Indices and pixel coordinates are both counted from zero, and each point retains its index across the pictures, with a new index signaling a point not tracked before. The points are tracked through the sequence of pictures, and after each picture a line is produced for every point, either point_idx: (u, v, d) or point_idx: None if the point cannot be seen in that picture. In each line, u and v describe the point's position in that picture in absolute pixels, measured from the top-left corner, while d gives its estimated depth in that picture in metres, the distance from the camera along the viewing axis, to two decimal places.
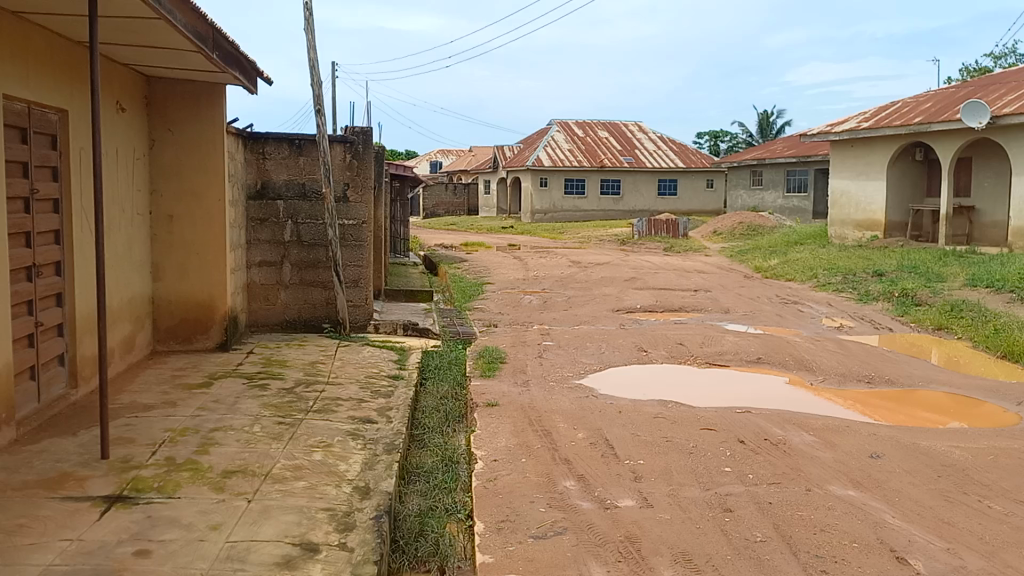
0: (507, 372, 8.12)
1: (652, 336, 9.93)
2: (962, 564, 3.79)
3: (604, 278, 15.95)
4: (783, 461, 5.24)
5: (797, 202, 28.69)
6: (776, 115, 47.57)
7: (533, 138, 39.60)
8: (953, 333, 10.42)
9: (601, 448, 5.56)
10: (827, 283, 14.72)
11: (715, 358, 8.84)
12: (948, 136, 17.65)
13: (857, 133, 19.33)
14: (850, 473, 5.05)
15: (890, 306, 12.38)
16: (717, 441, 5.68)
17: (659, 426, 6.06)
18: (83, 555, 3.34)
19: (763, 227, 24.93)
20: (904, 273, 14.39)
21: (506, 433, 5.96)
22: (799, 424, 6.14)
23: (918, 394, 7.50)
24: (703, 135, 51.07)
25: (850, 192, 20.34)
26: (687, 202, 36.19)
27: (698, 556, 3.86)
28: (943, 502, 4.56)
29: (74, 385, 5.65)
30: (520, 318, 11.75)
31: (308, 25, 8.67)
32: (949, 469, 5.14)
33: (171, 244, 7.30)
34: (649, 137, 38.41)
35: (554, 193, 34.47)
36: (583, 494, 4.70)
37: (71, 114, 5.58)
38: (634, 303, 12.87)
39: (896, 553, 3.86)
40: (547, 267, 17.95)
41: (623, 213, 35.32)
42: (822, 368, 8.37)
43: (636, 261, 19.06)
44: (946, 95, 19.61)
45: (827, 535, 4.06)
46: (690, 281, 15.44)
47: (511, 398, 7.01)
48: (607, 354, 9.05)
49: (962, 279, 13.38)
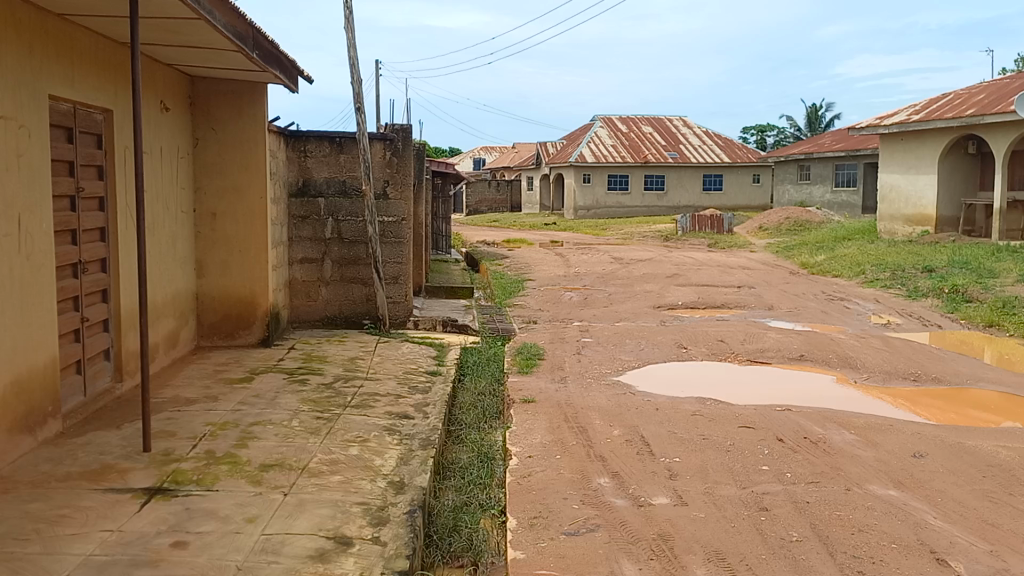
0: (545, 369, 8.11)
1: (693, 333, 9.84)
2: (1005, 566, 3.68)
3: (646, 274, 15.86)
4: (823, 460, 5.15)
5: (846, 197, 28.16)
6: (824, 109, 46.50)
7: (577, 133, 39.47)
8: (1004, 330, 10.14)
9: (637, 445, 5.52)
10: (875, 279, 14.43)
11: (757, 356, 8.72)
12: (1002, 129, 17.13)
13: (905, 127, 18.91)
14: (892, 472, 4.94)
15: (939, 302, 12.08)
16: (756, 439, 5.60)
17: (697, 424, 6.00)
18: (122, 545, 3.41)
19: (810, 222, 24.51)
20: (954, 268, 14.04)
21: (541, 429, 5.96)
22: (841, 423, 6.03)
23: (969, 393, 7.31)
24: (750, 129, 50.63)
25: (899, 187, 19.91)
26: (733, 197, 35.74)
27: (732, 555, 3.81)
28: (987, 503, 4.44)
29: (119, 379, 5.79)
30: (560, 315, 11.72)
31: (348, 25, 8.75)
32: (994, 470, 5.00)
33: (214, 241, 7.43)
34: (694, 131, 38.08)
35: (597, 188, 34.35)
36: (617, 491, 4.67)
37: (116, 113, 5.70)
38: (676, 300, 12.76)
39: (937, 555, 3.76)
40: (589, 263, 17.90)
41: (667, 209, 35.03)
42: (867, 366, 8.21)
43: (679, 257, 18.87)
44: (1001, 85, 19.07)
45: (866, 535, 3.98)
46: (734, 277, 15.26)
47: (547, 395, 7.00)
48: (645, 351, 8.99)
49: (1015, 274, 13.00)
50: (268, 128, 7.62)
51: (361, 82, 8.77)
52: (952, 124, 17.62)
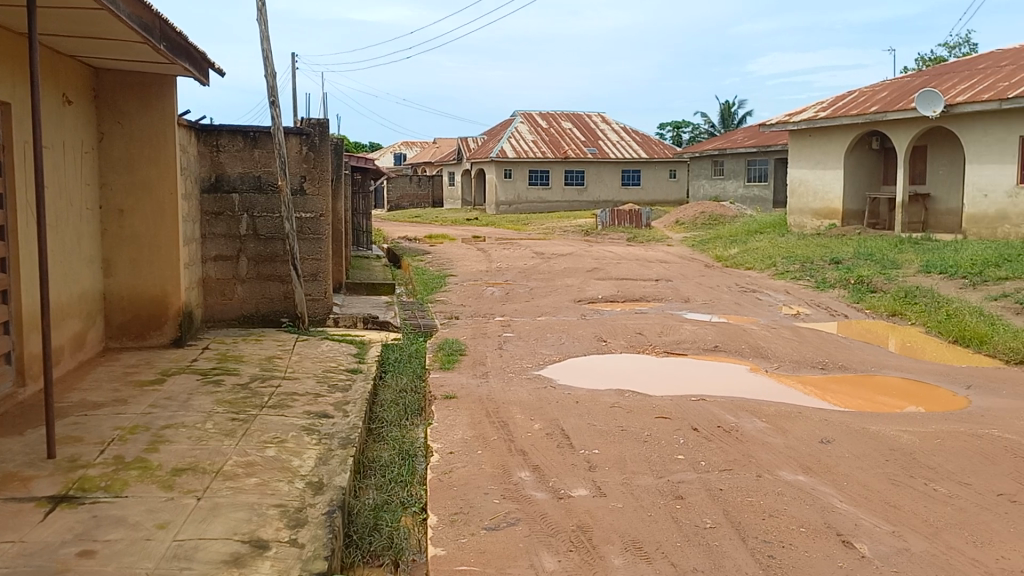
0: (467, 364, 8.11)
1: (612, 326, 9.97)
2: (906, 546, 3.85)
3: (567, 269, 16.00)
4: (735, 448, 5.30)
5: (758, 191, 28.97)
6: (737, 106, 47.75)
7: (497, 129, 39.51)
8: (905, 319, 10.60)
9: (558, 439, 5.57)
10: (785, 271, 14.90)
11: (673, 347, 8.90)
12: (903, 126, 17.88)
13: (812, 123, 19.58)
14: (800, 458, 5.12)
15: (845, 293, 12.54)
16: (672, 429, 5.72)
17: (615, 415, 6.10)
18: (25, 557, 3.27)
19: (724, 217, 25.14)
20: (859, 260, 14.60)
21: (462, 425, 5.95)
22: (752, 411, 6.22)
23: (874, 379, 7.63)
24: (666, 126, 51.65)
25: (807, 181, 20.61)
26: (651, 191, 36.38)
27: (648, 543, 3.88)
28: (889, 486, 4.64)
29: (20, 383, 5.53)
30: (482, 310, 11.73)
31: (262, 16, 8.55)
32: (896, 453, 5.22)
33: (122, 238, 7.17)
34: (613, 127, 38.60)
35: (518, 184, 34.48)
36: (537, 485, 4.70)
37: (14, 106, 5.44)
38: (596, 293, 12.91)
39: (842, 538, 3.91)
40: (511, 259, 17.95)
41: (587, 204, 35.43)
42: (777, 355, 8.48)
43: (599, 251, 19.11)
44: (901, 84, 19.92)
45: (776, 520, 4.11)
46: (652, 271, 15.53)
47: (468, 391, 7.00)
48: (566, 345, 9.08)
49: (915, 265, 13.60)
50: (178, 123, 7.40)
51: (275, 76, 8.58)
52: (856, 120, 18.33)
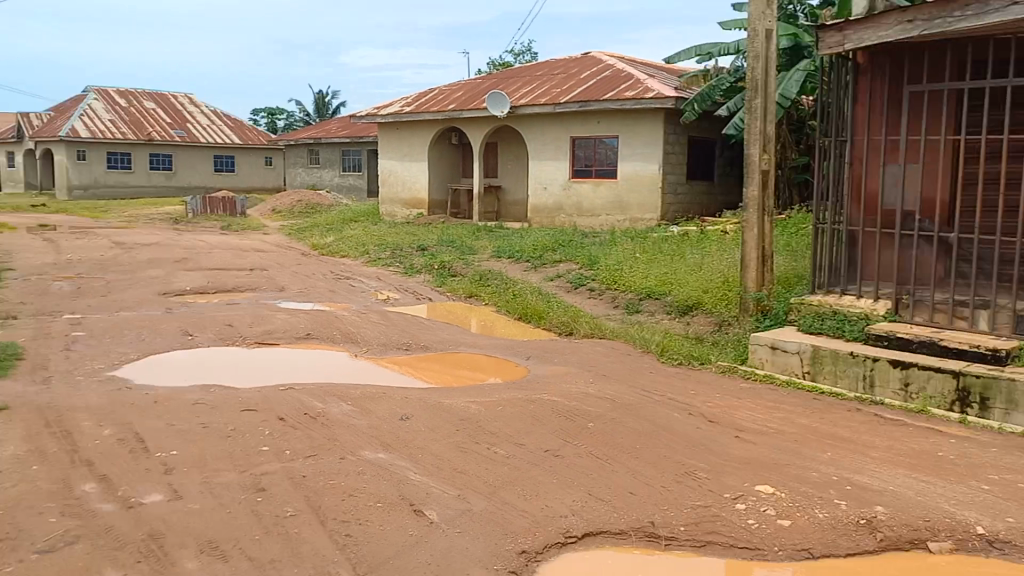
0: (24, 370, 7.10)
1: (200, 319, 9.46)
2: (468, 506, 4.22)
3: (152, 260, 14.83)
4: (320, 433, 5.34)
5: (353, 180, 29.57)
6: (332, 96, 48.23)
7: (66, 104, 35.18)
8: (481, 300, 11.60)
9: (131, 443, 5.13)
10: (377, 258, 15.42)
11: (264, 338, 8.72)
12: (478, 124, 19.51)
13: (399, 117, 20.50)
14: (381, 436, 5.34)
15: (431, 277, 13.36)
16: (257, 421, 5.60)
17: (197, 412, 5.79)
18: None
19: (321, 205, 25.26)
20: (443, 247, 15.66)
21: (14, 439, 5.19)
22: (339, 395, 6.33)
23: (453, 356, 8.24)
24: (261, 112, 50.36)
25: (396, 172, 21.52)
26: (246, 178, 35.20)
27: (225, 541, 3.75)
28: (458, 453, 5.04)
29: None
30: (47, 307, 10.37)
31: None
32: (465, 422, 5.68)
33: None
34: (202, 110, 36.59)
35: (94, 167, 31.08)
36: (104, 496, 4.28)
37: None
38: (184, 285, 12.16)
39: (414, 507, 4.16)
40: (85, 249, 16.13)
41: (176, 190, 33.15)
42: (366, 340, 8.75)
43: (189, 240, 18.01)
44: (476, 85, 21.72)
45: (355, 499, 4.23)
46: (246, 260, 15.05)
47: (24, 400, 6.13)
48: (147, 341, 8.41)
49: (490, 251, 14.97)
50: None
51: None
52: (438, 116, 19.59)
